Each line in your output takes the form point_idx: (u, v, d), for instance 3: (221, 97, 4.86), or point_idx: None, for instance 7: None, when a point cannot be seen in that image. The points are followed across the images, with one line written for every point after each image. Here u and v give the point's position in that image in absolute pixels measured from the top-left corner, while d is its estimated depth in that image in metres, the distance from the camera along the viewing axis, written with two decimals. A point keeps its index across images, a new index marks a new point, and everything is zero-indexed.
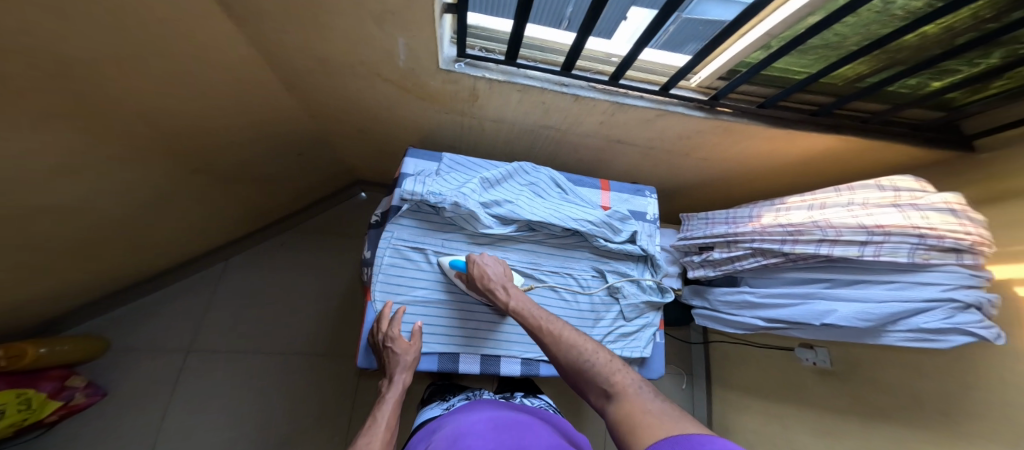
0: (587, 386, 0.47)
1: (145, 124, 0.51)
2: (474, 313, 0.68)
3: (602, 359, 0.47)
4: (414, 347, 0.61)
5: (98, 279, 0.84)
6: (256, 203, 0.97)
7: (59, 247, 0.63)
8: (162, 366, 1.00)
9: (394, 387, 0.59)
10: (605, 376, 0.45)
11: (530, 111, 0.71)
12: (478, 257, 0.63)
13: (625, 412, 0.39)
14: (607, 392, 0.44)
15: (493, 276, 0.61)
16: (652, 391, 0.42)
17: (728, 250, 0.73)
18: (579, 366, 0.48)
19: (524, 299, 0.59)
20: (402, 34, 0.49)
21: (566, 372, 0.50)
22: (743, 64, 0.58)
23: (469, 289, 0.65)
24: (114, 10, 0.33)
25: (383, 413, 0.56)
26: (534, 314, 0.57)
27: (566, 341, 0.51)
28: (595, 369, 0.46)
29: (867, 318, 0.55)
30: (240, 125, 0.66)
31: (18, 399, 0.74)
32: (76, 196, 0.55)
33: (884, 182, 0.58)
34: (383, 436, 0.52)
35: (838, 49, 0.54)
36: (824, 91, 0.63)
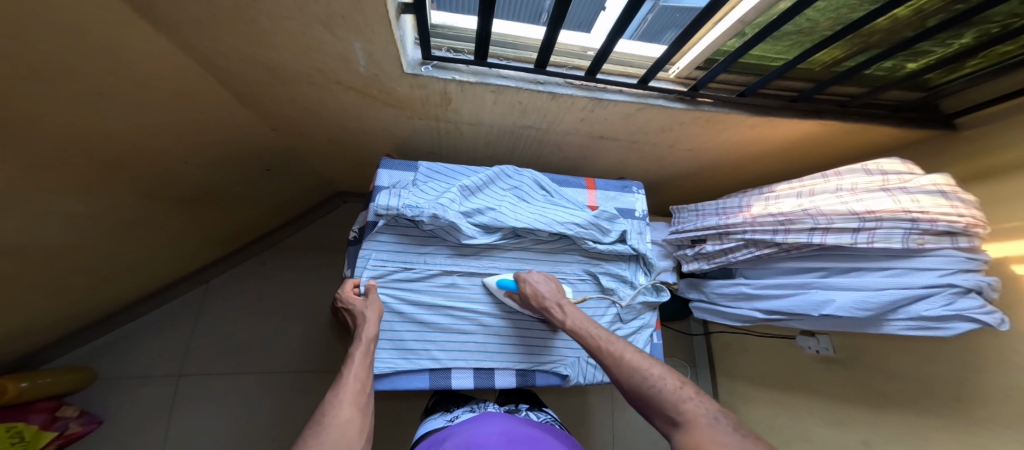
0: (653, 412, 0.44)
1: (93, 147, 0.48)
2: (532, 330, 0.69)
3: (670, 385, 0.44)
4: (372, 301, 0.59)
5: (73, 311, 0.81)
6: (232, 221, 0.94)
7: (22, 280, 0.60)
8: (151, 394, 0.97)
9: (357, 341, 0.53)
10: (673, 402, 0.42)
11: (506, 112, 0.69)
12: (526, 275, 0.64)
13: (695, 443, 0.37)
14: (675, 420, 0.41)
15: (546, 294, 0.62)
16: (730, 424, 0.38)
17: (720, 242, 0.70)
18: (643, 390, 0.45)
19: (581, 317, 0.59)
20: (357, 38, 0.47)
21: (630, 397, 0.48)
22: (719, 53, 0.57)
23: (522, 307, 0.66)
24: (25, 33, 0.30)
25: (350, 368, 0.50)
26: (593, 334, 0.56)
27: (628, 365, 0.49)
28: (662, 394, 0.44)
29: (866, 308, 0.53)
30: (200, 140, 0.63)
31: (8, 433, 0.70)
32: (29, 226, 0.52)
33: (871, 165, 0.56)
34: (354, 388, 0.47)
35: (812, 34, 0.52)
36: (804, 77, 0.60)
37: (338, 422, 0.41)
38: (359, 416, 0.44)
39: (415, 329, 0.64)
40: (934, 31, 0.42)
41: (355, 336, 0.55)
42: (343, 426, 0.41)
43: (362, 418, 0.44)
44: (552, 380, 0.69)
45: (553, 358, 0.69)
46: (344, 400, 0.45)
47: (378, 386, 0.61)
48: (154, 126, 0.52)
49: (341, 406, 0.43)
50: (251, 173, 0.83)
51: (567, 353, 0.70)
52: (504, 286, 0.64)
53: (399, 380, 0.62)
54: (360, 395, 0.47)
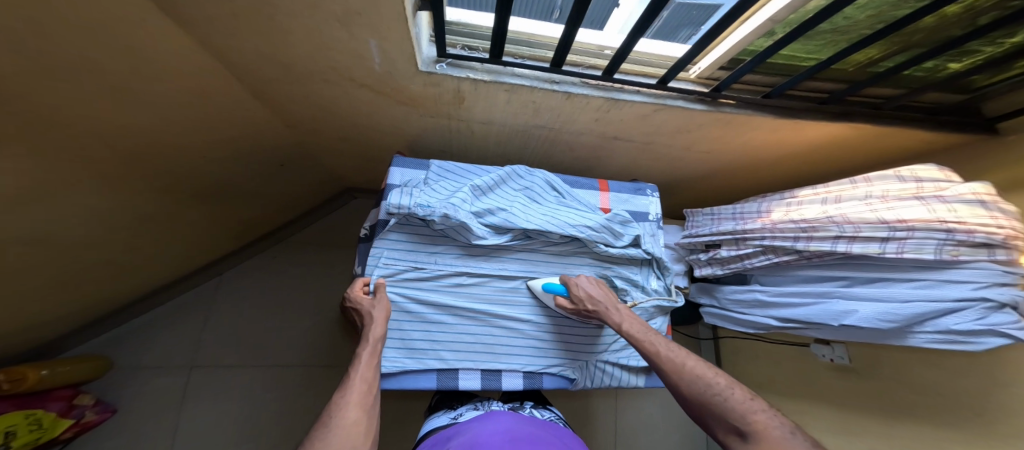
0: (714, 422, 0.42)
1: (114, 144, 0.49)
2: (575, 335, 0.70)
3: (737, 395, 0.42)
4: (380, 300, 0.58)
5: (89, 302, 0.82)
6: (244, 216, 0.94)
7: (45, 271, 0.61)
8: (164, 384, 0.99)
9: (365, 341, 0.53)
10: (740, 413, 0.40)
11: (519, 111, 0.67)
12: (577, 280, 0.64)
13: None
14: (740, 430, 0.39)
15: (601, 298, 0.62)
16: (807, 440, 0.35)
17: (736, 248, 0.69)
18: (705, 398, 0.43)
19: (637, 324, 0.58)
20: (373, 36, 0.46)
21: (689, 405, 0.45)
22: (745, 52, 0.54)
23: (571, 314, 0.66)
24: (55, 33, 0.30)
25: (357, 368, 0.49)
26: (650, 340, 0.54)
27: (689, 371, 0.47)
28: (728, 404, 0.41)
29: (891, 319, 0.51)
30: (216, 138, 0.64)
31: (28, 420, 0.72)
32: (51, 220, 0.53)
33: (904, 172, 0.54)
34: (361, 389, 0.46)
35: (848, 33, 0.50)
36: (834, 78, 0.58)
37: (344, 423, 0.41)
38: (365, 417, 0.43)
39: (423, 329, 0.63)
40: (981, 31, 0.40)
41: (362, 336, 0.55)
42: (349, 428, 0.41)
43: (369, 420, 0.44)
44: (559, 383, 0.69)
45: (562, 361, 0.69)
46: (351, 401, 0.44)
47: (385, 385, 0.60)
48: (172, 122, 0.53)
49: (348, 408, 0.43)
50: (264, 169, 0.83)
51: (575, 356, 0.69)
52: (553, 290, 0.65)
53: (406, 380, 0.62)
54: (366, 395, 0.46)
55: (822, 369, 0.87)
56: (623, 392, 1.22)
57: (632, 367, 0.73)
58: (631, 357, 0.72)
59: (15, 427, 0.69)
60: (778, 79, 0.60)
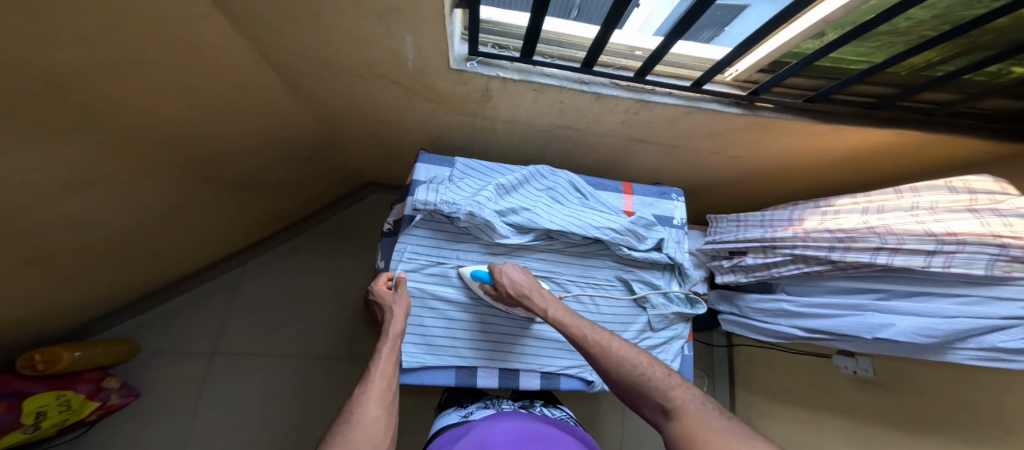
0: (641, 402, 0.42)
1: (157, 135, 0.51)
2: (497, 325, 0.66)
3: (658, 373, 0.43)
4: (401, 296, 0.59)
5: (122, 286, 0.85)
6: (268, 208, 0.96)
7: (85, 255, 0.64)
8: (186, 369, 1.02)
9: (385, 336, 0.54)
10: (662, 390, 0.40)
11: (546, 111, 0.67)
12: (501, 266, 0.60)
13: (688, 430, 0.34)
14: (663, 408, 0.39)
15: (524, 283, 0.59)
16: (716, 408, 0.37)
17: (764, 256, 0.67)
18: (631, 378, 0.43)
19: (562, 307, 0.57)
20: (409, 33, 0.47)
21: (617, 387, 0.45)
22: (790, 55, 0.52)
23: (494, 300, 0.63)
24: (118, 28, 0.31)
25: (377, 364, 0.50)
26: (575, 323, 0.53)
27: (614, 353, 0.47)
28: (651, 382, 0.42)
29: (931, 334, 0.49)
30: (250, 132, 0.65)
31: (59, 401, 0.76)
32: (95, 207, 0.55)
33: (955, 182, 0.51)
34: (381, 385, 0.47)
35: (908, 34, 0.46)
36: (884, 82, 0.56)
37: (364, 419, 0.41)
38: (385, 414, 0.44)
39: (442, 326, 0.63)
40: None
41: (382, 331, 0.55)
42: (369, 424, 0.41)
43: (389, 417, 0.44)
44: (576, 385, 0.69)
45: (579, 362, 0.68)
46: (372, 397, 0.44)
47: (406, 380, 0.61)
48: (210, 114, 0.54)
49: (369, 404, 0.43)
50: (291, 163, 0.85)
51: None
52: (478, 277, 0.61)
53: (425, 376, 0.62)
54: (385, 392, 0.46)
55: (845, 382, 0.85)
56: None
57: None
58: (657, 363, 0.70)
59: (44, 408, 0.74)
60: (823, 81, 0.57)
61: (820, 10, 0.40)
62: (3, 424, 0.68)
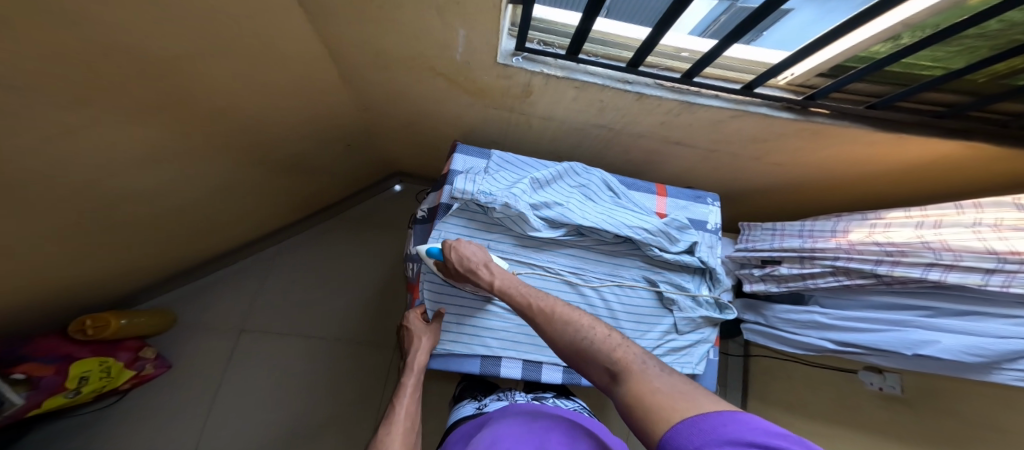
0: (586, 366, 0.41)
1: (214, 113, 0.53)
2: (449, 306, 0.65)
3: (599, 334, 0.42)
4: (431, 329, 0.63)
5: (164, 260, 0.89)
6: (302, 193, 0.99)
7: (137, 226, 0.68)
8: (216, 343, 1.06)
9: (410, 370, 0.60)
10: (605, 353, 0.40)
11: (584, 109, 0.67)
12: (454, 243, 0.57)
13: (634, 395, 0.34)
14: (609, 372, 0.39)
15: (470, 255, 0.56)
16: (655, 365, 0.37)
17: (800, 266, 0.66)
18: (575, 344, 0.43)
19: (507, 275, 0.55)
20: (463, 26, 0.48)
21: (562, 353, 0.45)
22: (861, 59, 0.50)
23: (447, 277, 0.61)
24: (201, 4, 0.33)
25: (402, 402, 0.55)
26: (520, 290, 0.52)
27: (557, 319, 0.46)
28: (593, 345, 0.41)
29: (979, 354, 0.48)
30: (297, 116, 0.67)
31: (101, 367, 0.81)
32: (150, 180, 0.58)
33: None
34: (405, 426, 0.51)
35: (995, 39, 0.43)
36: (958, 89, 0.53)
37: None
38: None
39: (465, 332, 0.64)
40: None
41: (407, 364, 0.61)
42: None
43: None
44: None
45: None
46: (395, 435, 0.49)
47: (433, 364, 0.63)
48: (261, 95, 0.56)
49: (392, 443, 0.47)
50: (328, 151, 0.87)
51: None
52: (433, 257, 0.59)
53: (452, 361, 0.64)
54: (409, 431, 0.51)
55: (871, 400, 0.82)
56: None
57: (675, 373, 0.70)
58: (683, 364, 0.70)
59: (89, 373, 0.78)
60: (890, 87, 0.55)
61: (901, 12, 0.39)
62: (51, 386, 0.72)
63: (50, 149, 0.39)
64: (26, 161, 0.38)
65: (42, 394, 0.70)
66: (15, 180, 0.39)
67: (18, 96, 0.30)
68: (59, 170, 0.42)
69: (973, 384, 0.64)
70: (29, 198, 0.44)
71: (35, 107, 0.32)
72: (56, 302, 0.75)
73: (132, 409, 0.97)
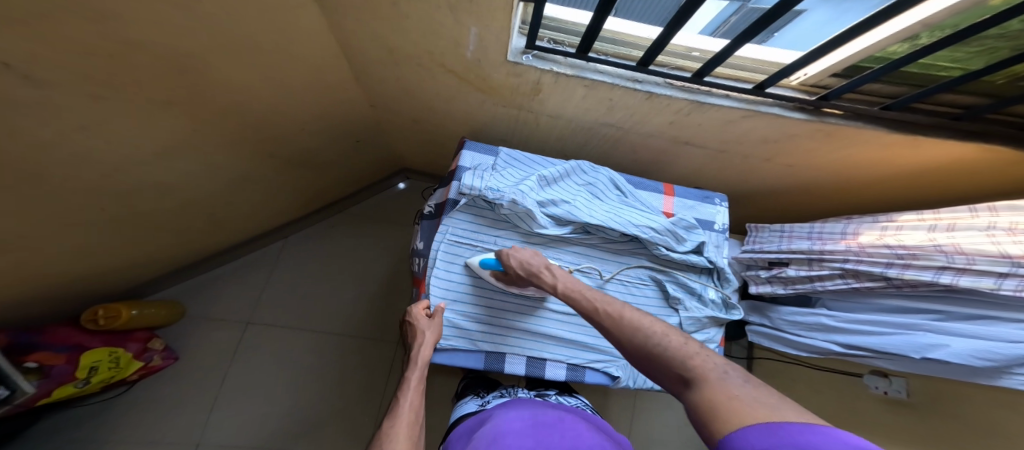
0: (659, 371, 0.41)
1: (228, 108, 0.54)
2: (506, 309, 0.66)
3: (674, 342, 0.42)
4: (435, 323, 0.60)
5: (174, 252, 0.90)
6: (309, 188, 1.00)
7: (148, 219, 0.69)
8: (223, 335, 1.07)
9: (413, 365, 0.56)
10: (679, 359, 0.39)
11: (593, 108, 0.67)
12: (510, 251, 0.61)
13: (706, 399, 0.32)
14: (682, 377, 0.37)
15: (532, 262, 0.59)
16: (741, 376, 0.34)
17: (808, 268, 0.66)
18: (647, 349, 0.43)
19: (573, 280, 0.58)
20: (475, 23, 0.48)
21: (635, 358, 0.45)
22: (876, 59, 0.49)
23: (506, 285, 0.64)
24: None
25: (406, 396, 0.51)
26: (588, 296, 0.55)
27: (628, 325, 0.47)
28: (667, 351, 0.41)
29: (989, 358, 0.48)
30: (306, 112, 0.68)
31: (110, 358, 0.82)
32: (163, 174, 0.58)
33: None
34: (409, 419, 0.47)
35: (1015, 39, 0.43)
36: (975, 90, 0.52)
37: None
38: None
39: (473, 328, 0.64)
40: None
41: (410, 358, 0.57)
42: None
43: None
44: (601, 379, 0.69)
45: (606, 355, 0.69)
46: (399, 427, 0.45)
47: (436, 359, 0.63)
48: (273, 90, 0.56)
49: (395, 436, 0.43)
50: (338, 147, 0.88)
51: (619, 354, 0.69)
52: (488, 266, 0.62)
53: (456, 357, 0.63)
54: (413, 426, 0.47)
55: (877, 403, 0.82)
56: (642, 394, 1.20)
57: None
58: None
59: (98, 363, 0.79)
60: (906, 88, 0.55)
61: (919, 11, 0.38)
62: (63, 375, 0.73)
63: (69, 141, 0.39)
64: (45, 152, 0.38)
65: (52, 383, 0.71)
66: (34, 171, 0.40)
67: (40, 88, 0.30)
68: (76, 162, 0.43)
69: (981, 389, 0.64)
70: (47, 188, 0.44)
71: (57, 98, 0.33)
72: (68, 293, 0.76)
73: (140, 399, 0.98)
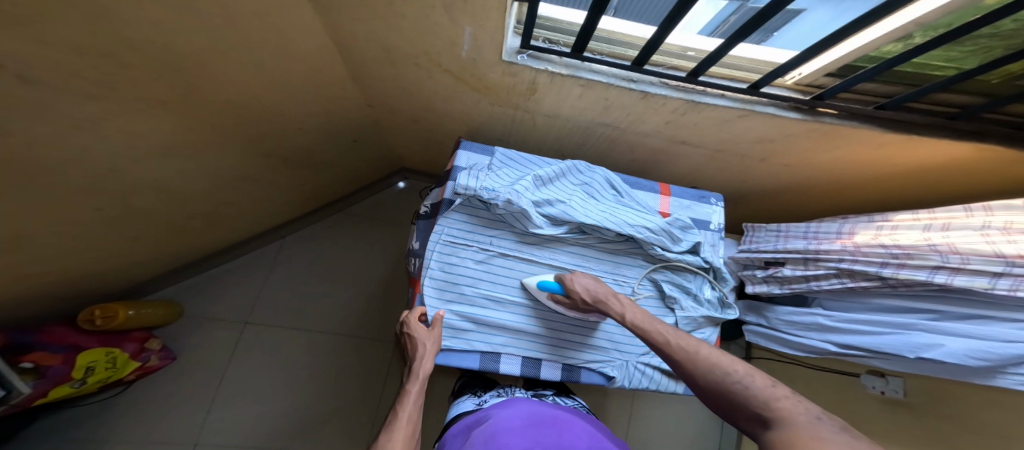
0: (737, 414, 0.35)
1: (222, 108, 0.54)
2: (565, 333, 0.68)
3: (758, 382, 0.35)
4: (434, 334, 0.60)
5: (170, 252, 0.90)
6: (307, 188, 0.99)
7: (144, 219, 0.69)
8: (220, 335, 1.07)
9: (413, 378, 0.56)
10: (761, 399, 0.33)
11: (589, 107, 0.67)
12: (573, 276, 0.63)
13: (785, 440, 0.26)
14: (763, 419, 0.31)
15: (598, 290, 0.61)
16: (840, 425, 0.26)
17: (804, 267, 0.66)
18: (721, 385, 0.37)
19: (642, 313, 0.58)
20: (470, 23, 0.48)
21: (710, 398, 0.39)
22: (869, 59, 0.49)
23: (568, 310, 0.65)
24: None
25: (405, 408, 0.51)
26: (660, 329, 0.52)
27: (704, 360, 0.42)
28: (746, 390, 0.35)
29: (984, 357, 0.48)
30: (302, 112, 0.68)
31: (107, 358, 0.82)
32: (158, 173, 0.58)
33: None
34: (405, 432, 0.47)
35: (1009, 39, 0.43)
36: (969, 90, 0.52)
37: None
38: None
39: (467, 329, 0.64)
40: None
41: (410, 370, 0.57)
42: None
43: None
44: (597, 379, 0.69)
45: (602, 356, 0.69)
46: (396, 439, 0.45)
47: None
48: (268, 90, 0.56)
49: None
50: (335, 146, 0.88)
51: (616, 355, 0.69)
52: (546, 288, 0.63)
53: (452, 356, 0.63)
54: (410, 440, 0.47)
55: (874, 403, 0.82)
56: (640, 394, 1.20)
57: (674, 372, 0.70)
58: None
59: (95, 363, 0.79)
60: (902, 88, 0.55)
61: (912, 11, 0.38)
62: (58, 375, 0.72)
63: (65, 141, 0.39)
64: (42, 152, 0.39)
65: (48, 384, 0.71)
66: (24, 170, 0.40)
67: (37, 88, 0.31)
68: (72, 162, 0.43)
69: (978, 389, 0.64)
70: (43, 188, 0.45)
71: (53, 100, 0.33)
72: (65, 292, 0.76)
73: (137, 399, 0.98)
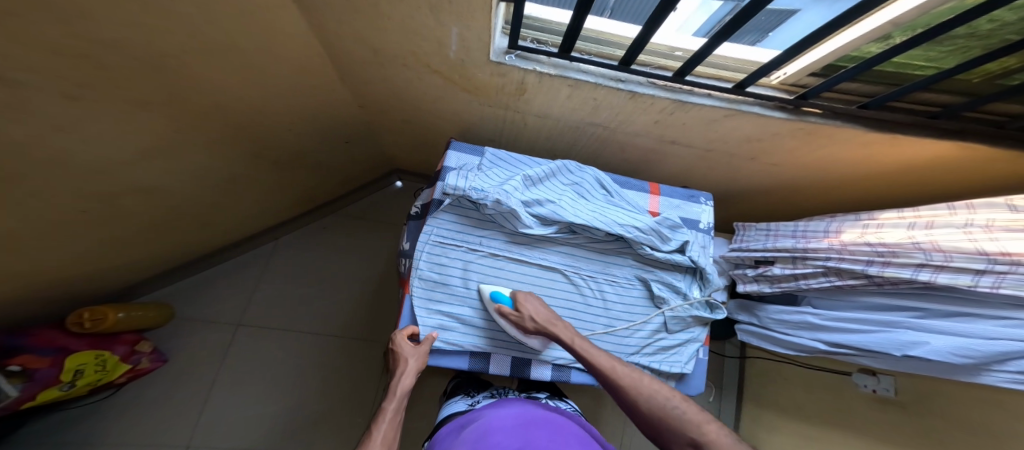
0: (671, 435, 0.43)
1: (209, 109, 0.54)
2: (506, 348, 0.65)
3: (688, 407, 0.45)
4: (420, 350, 0.58)
5: (161, 254, 0.89)
6: (299, 189, 0.99)
7: (132, 220, 0.68)
8: (212, 337, 1.06)
9: (392, 396, 0.54)
10: (694, 423, 0.42)
11: (578, 108, 0.67)
12: (524, 296, 0.61)
13: None
14: (696, 442, 0.41)
15: (544, 314, 0.60)
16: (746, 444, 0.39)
17: (793, 266, 0.66)
18: (662, 411, 0.45)
19: (580, 335, 0.60)
20: (457, 24, 0.48)
21: (645, 422, 0.46)
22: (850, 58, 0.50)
23: (510, 328, 0.61)
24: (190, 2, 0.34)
25: (379, 427, 0.48)
26: (595, 352, 0.56)
27: (642, 386, 0.49)
28: (683, 415, 0.44)
29: (967, 355, 0.48)
30: (291, 113, 0.68)
31: (97, 360, 0.81)
32: (145, 174, 0.58)
33: (1016, 201, 0.47)
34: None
35: (986, 39, 0.43)
36: (951, 89, 0.53)
37: None
38: None
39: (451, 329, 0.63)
40: None
41: (390, 388, 0.56)
42: None
43: None
44: (586, 379, 0.69)
45: None
46: None
47: None
48: (255, 91, 0.56)
49: None
50: (327, 147, 0.87)
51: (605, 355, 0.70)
52: (498, 300, 0.61)
53: (438, 359, 0.63)
54: None
55: (863, 401, 0.83)
56: None
57: (664, 372, 0.70)
58: (662, 362, 0.69)
59: (84, 366, 0.78)
60: (885, 88, 0.55)
61: (893, 10, 0.38)
62: (47, 377, 0.72)
63: (49, 144, 0.39)
64: (26, 155, 0.38)
65: (36, 387, 0.71)
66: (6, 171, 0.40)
67: (16, 94, 0.31)
68: (56, 163, 0.43)
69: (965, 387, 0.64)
70: (28, 191, 0.44)
71: (33, 104, 0.33)
72: (54, 295, 0.75)
73: (127, 402, 0.97)
